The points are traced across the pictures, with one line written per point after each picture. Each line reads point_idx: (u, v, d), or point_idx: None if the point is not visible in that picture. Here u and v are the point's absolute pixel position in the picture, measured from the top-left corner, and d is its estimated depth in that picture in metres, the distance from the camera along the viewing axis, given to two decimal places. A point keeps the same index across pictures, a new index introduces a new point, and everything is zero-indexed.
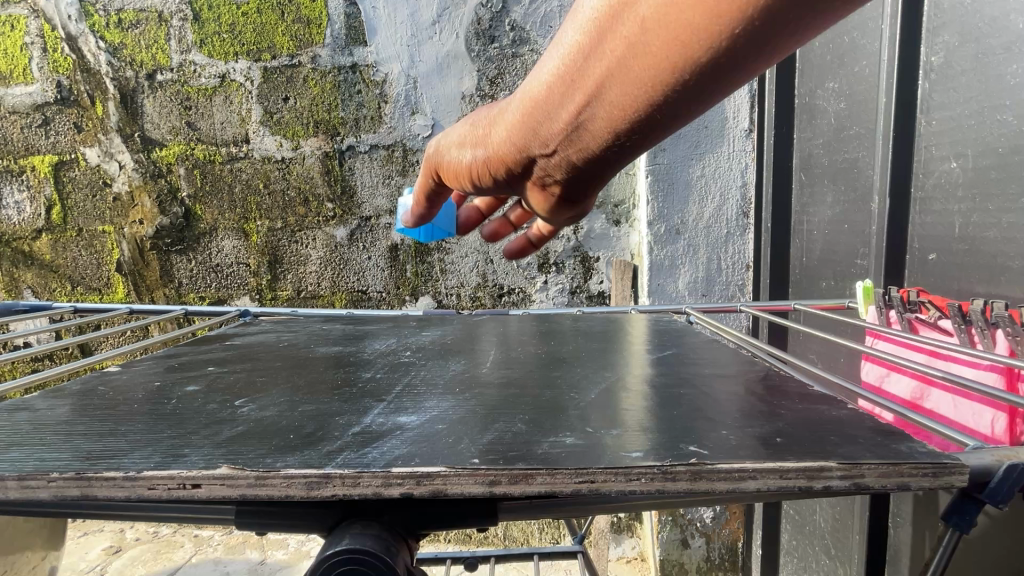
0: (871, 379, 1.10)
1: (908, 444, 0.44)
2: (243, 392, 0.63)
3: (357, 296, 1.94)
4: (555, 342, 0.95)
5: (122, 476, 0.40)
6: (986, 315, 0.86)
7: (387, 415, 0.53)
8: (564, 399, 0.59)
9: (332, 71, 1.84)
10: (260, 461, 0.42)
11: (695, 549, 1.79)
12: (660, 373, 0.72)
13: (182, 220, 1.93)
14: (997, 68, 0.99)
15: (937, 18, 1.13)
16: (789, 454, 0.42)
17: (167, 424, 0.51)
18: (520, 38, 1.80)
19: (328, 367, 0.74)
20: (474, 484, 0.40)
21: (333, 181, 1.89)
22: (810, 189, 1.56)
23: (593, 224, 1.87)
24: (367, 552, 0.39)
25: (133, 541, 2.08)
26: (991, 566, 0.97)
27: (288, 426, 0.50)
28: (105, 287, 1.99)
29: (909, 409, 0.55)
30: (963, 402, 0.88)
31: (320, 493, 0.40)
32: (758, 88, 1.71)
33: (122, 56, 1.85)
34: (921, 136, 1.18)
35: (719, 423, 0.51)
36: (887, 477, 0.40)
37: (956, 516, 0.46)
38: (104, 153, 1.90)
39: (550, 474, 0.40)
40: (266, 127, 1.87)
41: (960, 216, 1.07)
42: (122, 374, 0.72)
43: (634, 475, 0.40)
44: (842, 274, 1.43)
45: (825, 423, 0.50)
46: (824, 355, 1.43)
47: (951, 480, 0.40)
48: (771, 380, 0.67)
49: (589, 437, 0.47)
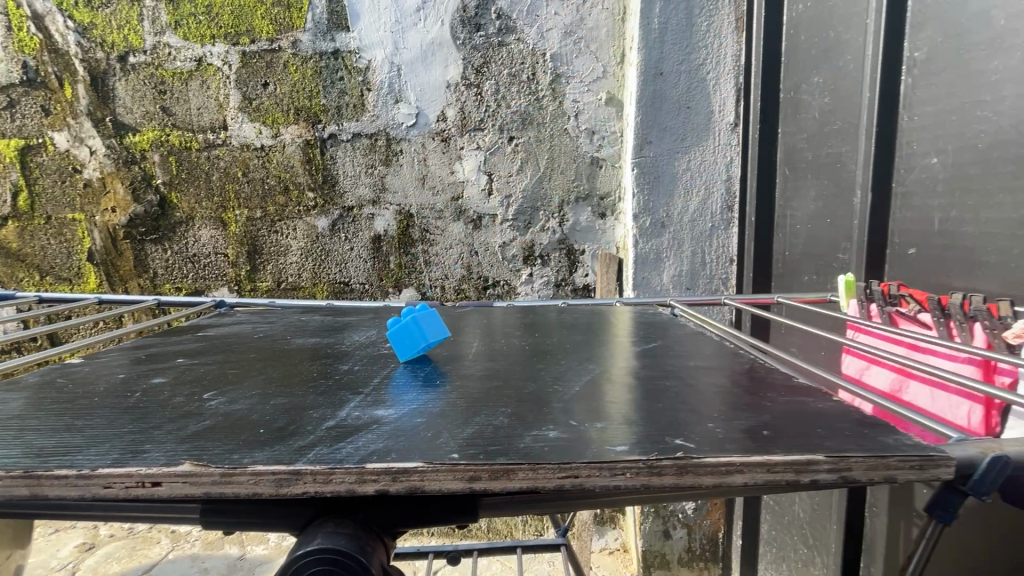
0: (851, 371, 1.12)
1: (893, 436, 0.44)
2: (213, 385, 0.60)
3: (339, 288, 1.89)
4: (539, 335, 0.94)
5: (75, 474, 0.37)
6: (964, 308, 0.88)
7: (363, 408, 0.51)
8: (548, 392, 0.58)
9: (313, 57, 1.79)
10: (227, 457, 0.40)
11: (677, 539, 1.80)
12: (646, 366, 0.71)
13: (157, 209, 1.88)
14: (979, 64, 1.00)
15: (920, 13, 1.14)
16: (776, 446, 0.41)
17: (130, 418, 0.49)
18: (506, 27, 1.76)
19: (304, 358, 0.72)
20: (453, 480, 0.38)
21: (314, 170, 1.84)
22: (794, 183, 1.57)
23: (579, 215, 1.85)
24: (339, 552, 0.37)
25: (107, 538, 2.03)
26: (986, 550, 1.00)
27: (259, 419, 0.48)
28: (75, 278, 1.92)
29: (895, 402, 0.55)
30: (941, 394, 0.89)
31: (289, 490, 0.38)
32: (744, 81, 1.68)
33: (91, 37, 1.79)
34: (902, 132, 1.19)
35: (704, 416, 0.50)
36: (874, 470, 0.40)
37: (939, 509, 0.46)
38: (74, 137, 1.84)
39: (531, 469, 0.38)
40: (245, 113, 1.82)
41: (940, 211, 1.08)
42: (85, 366, 0.68)
43: (619, 469, 0.39)
44: (824, 268, 1.44)
45: (809, 416, 0.50)
46: (806, 348, 1.45)
47: (937, 472, 0.40)
48: (755, 372, 0.66)
49: (572, 431, 0.45)
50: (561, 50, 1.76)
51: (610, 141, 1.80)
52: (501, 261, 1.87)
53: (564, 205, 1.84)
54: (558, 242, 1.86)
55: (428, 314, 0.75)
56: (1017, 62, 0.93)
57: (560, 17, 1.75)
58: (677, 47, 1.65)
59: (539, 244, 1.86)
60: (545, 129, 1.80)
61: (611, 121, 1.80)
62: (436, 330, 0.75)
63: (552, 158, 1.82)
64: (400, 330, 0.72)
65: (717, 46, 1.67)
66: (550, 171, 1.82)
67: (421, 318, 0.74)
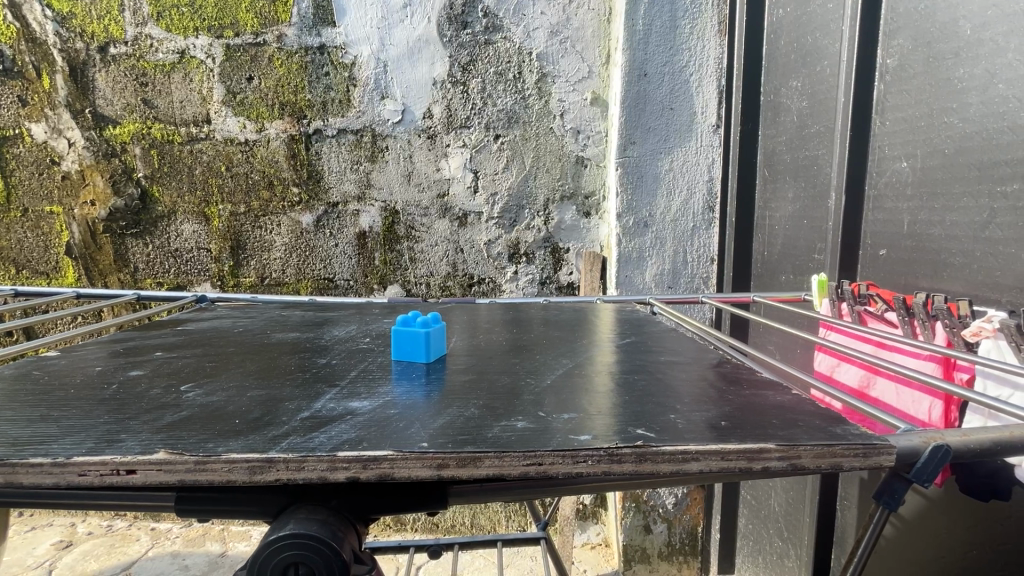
0: (822, 368, 1.16)
1: (843, 427, 0.46)
2: (190, 377, 0.60)
3: (324, 284, 1.88)
4: (519, 331, 0.96)
5: (50, 462, 0.38)
6: (927, 307, 0.90)
7: (339, 400, 0.53)
8: (521, 384, 0.60)
9: (299, 51, 1.78)
10: (202, 445, 0.41)
11: (658, 533, 1.83)
12: (619, 360, 0.73)
13: (138, 202, 1.86)
14: (946, 72, 1.04)
15: (893, 21, 1.17)
16: (732, 436, 0.44)
17: (106, 409, 0.49)
18: (493, 25, 1.77)
19: (284, 352, 0.72)
20: (422, 468, 0.40)
21: (299, 165, 1.84)
22: (773, 185, 1.60)
23: (564, 215, 1.86)
24: (311, 537, 0.39)
25: (85, 535, 2.01)
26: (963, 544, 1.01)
27: (236, 410, 0.49)
28: (53, 271, 1.90)
29: (855, 398, 0.57)
30: (905, 390, 0.93)
31: (263, 478, 0.39)
32: (726, 83, 1.70)
33: (70, 26, 1.78)
34: (875, 136, 1.23)
35: (669, 407, 0.52)
36: (821, 458, 0.42)
37: (886, 496, 0.48)
38: (52, 129, 1.82)
39: (497, 457, 0.40)
40: (229, 107, 1.81)
41: (909, 214, 1.12)
42: (61, 359, 0.68)
43: (581, 457, 0.41)
44: (800, 268, 1.48)
45: (768, 408, 0.52)
46: (782, 346, 1.49)
47: (880, 459, 0.42)
48: (724, 367, 0.69)
49: (540, 421, 0.47)
50: (548, 50, 1.78)
51: (595, 141, 1.82)
52: (486, 259, 1.88)
53: (549, 204, 1.85)
54: (543, 241, 1.87)
55: (440, 329, 0.71)
56: (982, 71, 0.96)
57: (546, 16, 1.76)
58: (662, 48, 1.67)
59: (524, 242, 1.87)
60: (531, 128, 1.81)
61: (596, 121, 1.82)
62: (438, 348, 0.71)
63: (538, 156, 1.83)
64: (404, 334, 0.70)
65: (700, 49, 1.69)
66: (536, 169, 1.84)
67: (431, 335, 0.70)
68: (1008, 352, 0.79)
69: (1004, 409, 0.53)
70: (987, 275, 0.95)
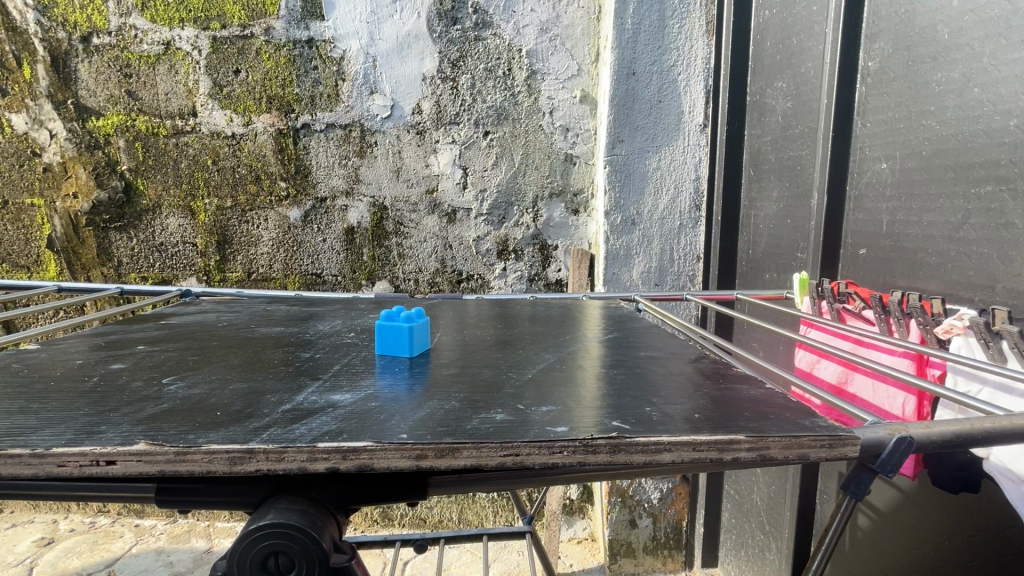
0: (803, 365, 1.18)
1: (811, 419, 0.48)
2: (172, 370, 0.61)
3: (311, 279, 1.87)
4: (504, 326, 0.97)
5: (28, 453, 0.38)
6: (902, 305, 0.93)
7: (321, 393, 0.53)
8: (502, 378, 0.61)
9: (286, 45, 1.77)
10: (182, 437, 0.41)
11: (643, 528, 1.84)
12: (600, 355, 0.74)
13: (122, 195, 1.83)
14: (924, 76, 1.06)
15: (875, 25, 1.20)
16: (704, 427, 0.45)
17: (86, 401, 0.50)
18: (483, 22, 1.77)
19: (268, 347, 0.73)
20: (401, 458, 0.40)
21: (286, 160, 1.83)
22: (758, 184, 1.63)
23: (552, 212, 1.87)
24: (289, 527, 0.39)
25: (67, 532, 1.99)
26: (943, 534, 1.03)
27: (218, 403, 0.49)
28: (35, 265, 1.88)
29: (834, 395, 0.58)
30: (881, 386, 0.96)
31: (243, 468, 0.39)
32: (713, 83, 1.72)
33: (52, 15, 1.75)
34: (856, 137, 1.25)
35: (645, 400, 0.54)
36: (789, 449, 0.44)
37: (853, 486, 0.50)
38: (33, 120, 1.80)
39: (475, 448, 0.41)
40: (215, 101, 1.79)
41: (888, 214, 1.15)
42: (41, 352, 0.68)
43: (556, 448, 0.42)
44: (784, 265, 1.50)
45: (742, 401, 0.53)
46: (766, 343, 1.52)
47: (844, 450, 0.44)
48: (702, 363, 0.70)
49: (518, 414, 0.48)
50: (537, 47, 1.78)
51: (584, 138, 1.83)
52: (475, 256, 1.88)
53: (538, 201, 1.86)
54: (531, 238, 1.88)
55: (423, 324, 0.72)
56: (958, 75, 0.98)
57: (536, 14, 1.77)
58: (650, 47, 1.68)
59: (513, 239, 1.88)
60: (520, 125, 1.82)
61: (585, 120, 1.82)
62: (421, 342, 0.71)
63: (527, 154, 1.84)
64: (389, 328, 0.71)
65: (688, 47, 1.70)
66: (525, 167, 1.84)
67: (415, 329, 0.70)
68: (977, 349, 0.81)
69: (974, 405, 0.54)
70: (961, 274, 0.98)
